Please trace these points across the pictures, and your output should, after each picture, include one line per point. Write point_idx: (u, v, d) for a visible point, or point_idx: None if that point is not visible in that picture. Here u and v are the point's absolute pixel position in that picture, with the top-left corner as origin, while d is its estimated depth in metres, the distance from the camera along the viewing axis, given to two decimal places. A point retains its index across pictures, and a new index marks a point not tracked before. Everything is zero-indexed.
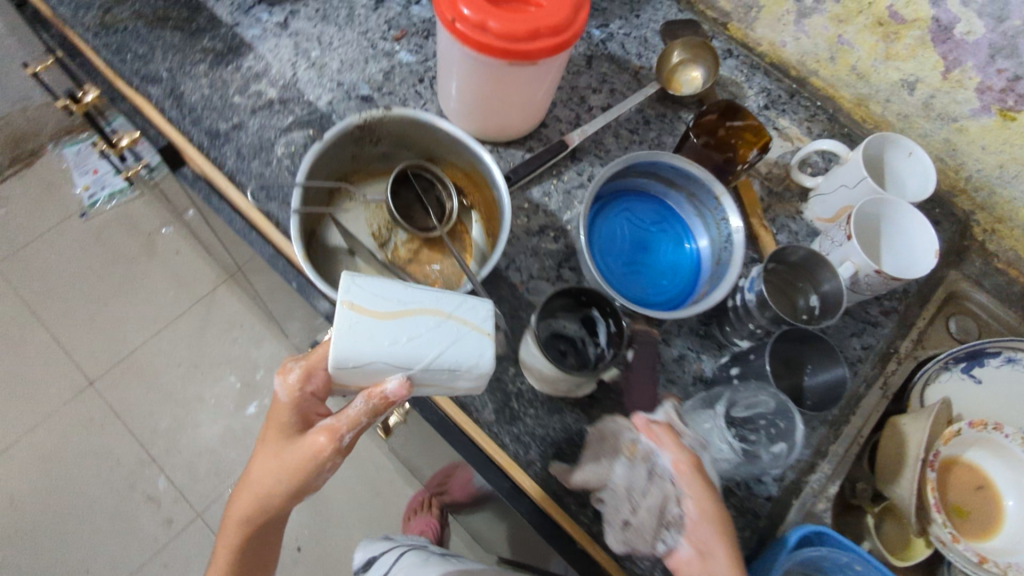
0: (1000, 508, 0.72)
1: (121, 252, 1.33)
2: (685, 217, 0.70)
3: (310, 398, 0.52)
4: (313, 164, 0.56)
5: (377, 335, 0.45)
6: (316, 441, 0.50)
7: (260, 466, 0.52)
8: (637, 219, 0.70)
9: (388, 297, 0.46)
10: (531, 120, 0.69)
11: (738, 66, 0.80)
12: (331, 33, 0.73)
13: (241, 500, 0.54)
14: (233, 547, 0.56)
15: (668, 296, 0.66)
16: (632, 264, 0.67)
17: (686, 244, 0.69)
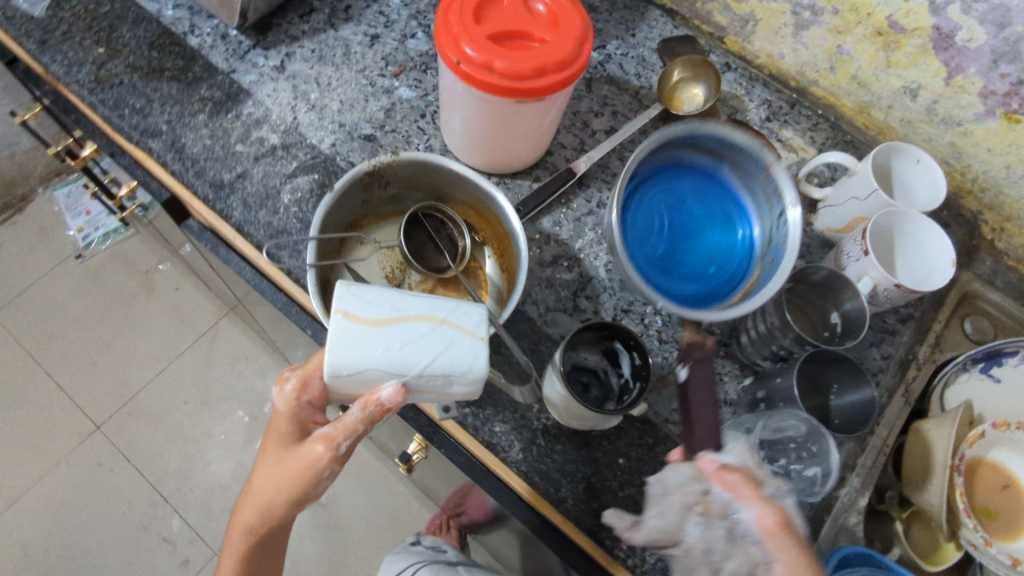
0: None
1: (119, 293, 1.30)
2: (734, 196, 0.67)
3: (309, 408, 0.50)
4: (325, 215, 0.55)
5: (371, 341, 0.44)
6: (314, 451, 0.48)
7: (259, 479, 0.50)
8: (676, 198, 0.67)
9: (380, 304, 0.45)
10: (537, 151, 0.69)
11: (737, 79, 0.81)
12: (329, 73, 0.73)
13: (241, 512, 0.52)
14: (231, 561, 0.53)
15: (713, 284, 0.64)
16: (675, 250, 0.65)
17: (735, 226, 0.66)
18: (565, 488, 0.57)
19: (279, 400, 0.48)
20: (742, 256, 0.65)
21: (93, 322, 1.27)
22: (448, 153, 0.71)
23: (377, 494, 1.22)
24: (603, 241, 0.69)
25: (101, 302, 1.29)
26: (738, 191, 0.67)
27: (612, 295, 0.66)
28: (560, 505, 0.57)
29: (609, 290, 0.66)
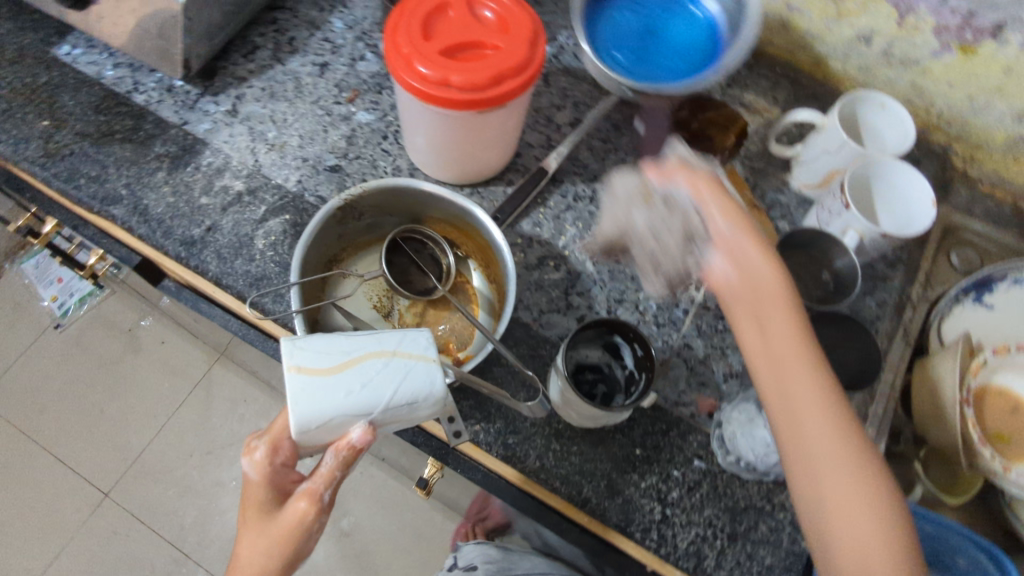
0: None
1: (104, 357, 1.27)
2: None
3: (280, 473, 0.48)
4: (303, 257, 0.54)
5: (329, 390, 0.43)
6: (297, 508, 0.46)
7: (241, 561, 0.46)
8: (636, 6, 0.73)
9: (329, 350, 0.44)
10: (505, 155, 0.68)
11: None
12: (283, 109, 0.72)
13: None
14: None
15: (683, 72, 0.69)
16: (643, 49, 0.71)
17: (697, 15, 0.72)
18: (587, 489, 0.57)
19: (249, 468, 0.47)
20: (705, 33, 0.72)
21: (83, 391, 1.24)
22: (417, 171, 0.70)
23: (399, 515, 1.22)
24: (585, 234, 0.68)
25: (88, 370, 1.26)
26: None
27: (602, 288, 0.66)
28: (585, 506, 0.56)
29: (599, 282, 0.66)
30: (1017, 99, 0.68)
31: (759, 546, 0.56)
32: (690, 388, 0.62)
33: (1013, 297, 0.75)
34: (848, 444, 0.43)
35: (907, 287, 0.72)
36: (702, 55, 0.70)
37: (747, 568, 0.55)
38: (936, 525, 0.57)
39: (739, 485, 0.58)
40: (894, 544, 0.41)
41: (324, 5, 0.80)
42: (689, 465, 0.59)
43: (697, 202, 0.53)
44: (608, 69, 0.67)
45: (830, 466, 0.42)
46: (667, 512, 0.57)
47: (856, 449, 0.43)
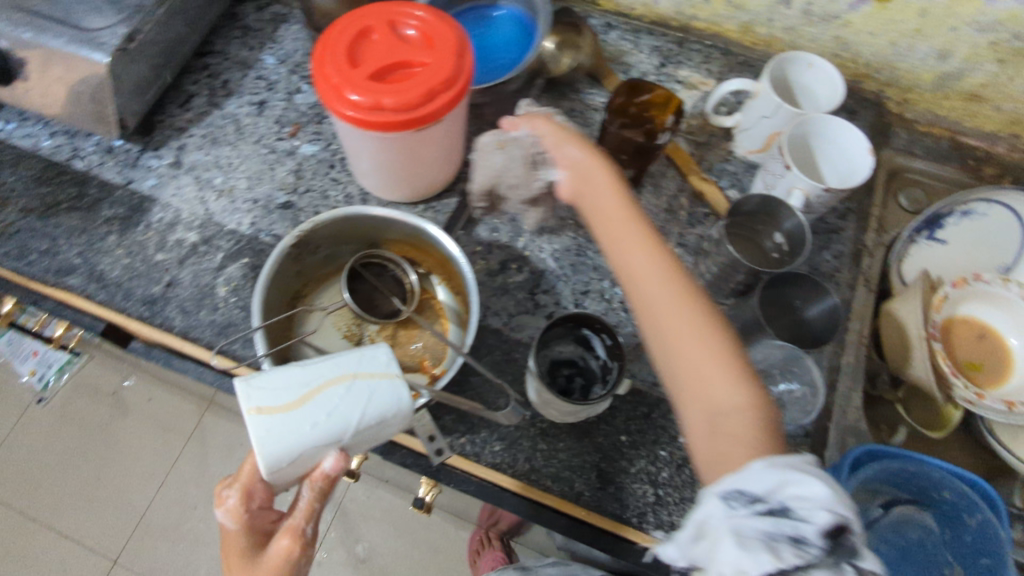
0: (1008, 351, 0.75)
1: (91, 424, 1.26)
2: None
3: (262, 515, 0.49)
4: (264, 300, 0.55)
5: (294, 426, 0.43)
6: (278, 548, 0.47)
7: None
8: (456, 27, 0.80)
9: (289, 385, 0.44)
10: (452, 167, 0.69)
11: (622, 34, 0.85)
12: (227, 154, 0.72)
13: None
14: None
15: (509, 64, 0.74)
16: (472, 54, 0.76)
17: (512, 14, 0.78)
18: (579, 482, 0.58)
19: (228, 516, 0.47)
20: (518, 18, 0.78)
21: (77, 460, 1.23)
22: (368, 195, 0.71)
23: (412, 533, 1.22)
24: (543, 232, 0.69)
25: (78, 438, 1.25)
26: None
27: (566, 282, 0.67)
28: (579, 500, 0.57)
29: (563, 277, 0.67)
30: (936, 39, 0.70)
31: None
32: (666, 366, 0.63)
33: (964, 230, 0.78)
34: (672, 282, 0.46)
35: (861, 235, 0.74)
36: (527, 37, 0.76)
37: None
38: (920, 463, 0.57)
39: None
40: (720, 355, 0.42)
41: (253, 43, 0.80)
42: (674, 442, 0.60)
43: (536, 137, 0.58)
44: None
45: (657, 308, 0.45)
46: (659, 492, 0.58)
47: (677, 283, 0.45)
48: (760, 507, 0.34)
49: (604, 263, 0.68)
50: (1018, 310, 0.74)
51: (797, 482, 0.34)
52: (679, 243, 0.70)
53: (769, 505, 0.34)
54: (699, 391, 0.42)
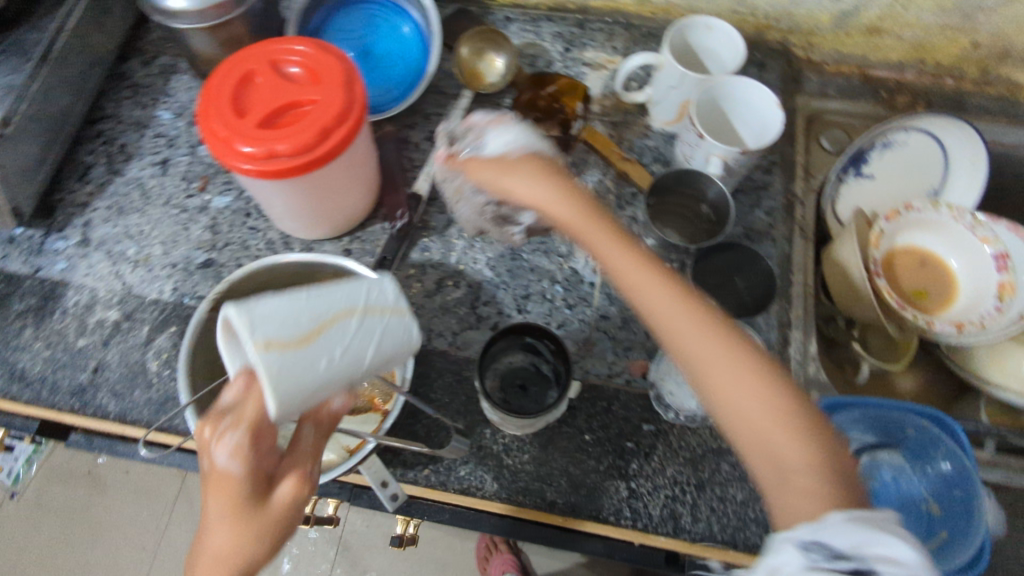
0: (949, 271, 0.76)
1: (68, 510, 1.22)
2: (387, 6, 0.77)
3: (265, 454, 0.42)
4: (193, 374, 0.53)
5: (308, 363, 0.40)
6: (284, 496, 0.41)
7: (223, 552, 0.40)
8: (346, 30, 0.77)
9: (297, 318, 0.40)
10: (369, 194, 0.67)
11: (523, 25, 0.84)
12: (136, 221, 0.69)
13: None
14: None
15: (405, 82, 0.75)
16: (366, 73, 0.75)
17: (399, 24, 0.77)
18: (551, 492, 0.57)
19: (237, 460, 0.40)
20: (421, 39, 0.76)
21: (60, 550, 1.19)
22: (290, 238, 0.69)
23: (418, 554, 1.20)
24: (474, 242, 0.68)
25: (58, 527, 1.20)
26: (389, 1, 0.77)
27: (506, 289, 0.66)
28: (555, 509, 0.56)
29: (502, 285, 0.66)
30: None
31: (728, 486, 0.58)
32: (619, 356, 0.63)
33: (887, 161, 0.79)
34: (701, 331, 0.44)
35: (789, 186, 0.74)
36: (420, 68, 0.75)
37: (723, 511, 0.57)
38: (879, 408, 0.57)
39: (692, 434, 0.59)
40: (785, 421, 0.40)
41: (145, 101, 0.77)
42: (640, 431, 0.59)
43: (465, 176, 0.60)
44: None
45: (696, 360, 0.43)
46: (632, 485, 0.57)
47: (692, 326, 0.44)
48: (844, 564, 0.33)
49: (540, 262, 0.67)
50: (950, 231, 0.75)
51: (880, 543, 0.34)
52: None
53: (855, 564, 0.33)
54: (759, 444, 0.41)
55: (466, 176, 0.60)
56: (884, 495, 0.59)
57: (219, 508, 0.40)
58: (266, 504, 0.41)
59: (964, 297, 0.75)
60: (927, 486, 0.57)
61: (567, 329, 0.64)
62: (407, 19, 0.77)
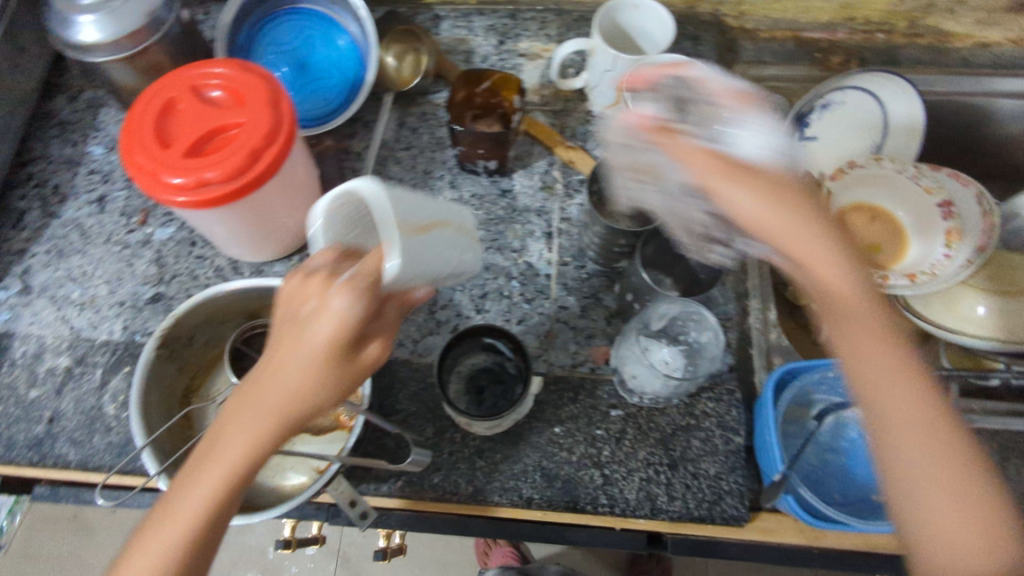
0: (898, 224, 0.77)
1: (52, 561, 1.18)
2: (317, 16, 0.74)
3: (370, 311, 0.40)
4: (147, 414, 0.52)
5: (418, 253, 0.39)
6: (372, 357, 0.41)
7: (303, 393, 0.38)
8: (276, 41, 0.73)
9: (407, 210, 0.39)
10: (313, 211, 0.66)
11: (455, 22, 0.83)
12: (78, 263, 0.67)
13: (218, 446, 0.38)
14: (183, 533, 0.38)
15: (343, 93, 0.72)
16: (300, 85, 0.72)
17: (331, 33, 0.74)
18: (527, 489, 0.57)
19: (363, 308, 0.37)
20: (356, 57, 0.73)
21: None
22: (239, 263, 0.68)
23: None
24: None
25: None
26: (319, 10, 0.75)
27: (463, 291, 0.66)
28: (532, 505, 0.57)
29: (458, 287, 0.67)
30: None
31: (700, 462, 0.58)
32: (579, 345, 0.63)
33: (828, 121, 0.79)
34: (928, 413, 0.44)
35: None
36: (351, 87, 0.72)
37: (698, 487, 0.57)
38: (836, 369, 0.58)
39: (659, 414, 0.60)
40: (982, 534, 0.40)
41: (75, 137, 0.75)
42: (607, 417, 0.60)
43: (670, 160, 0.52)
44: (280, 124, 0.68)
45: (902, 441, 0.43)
46: (605, 472, 0.58)
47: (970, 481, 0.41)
48: None
49: (492, 260, 0.68)
50: (895, 186, 0.77)
51: None
52: (563, 218, 0.70)
53: None
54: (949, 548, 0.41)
55: (667, 151, 0.52)
56: (853, 452, 0.60)
57: (311, 350, 0.38)
58: (354, 358, 0.40)
59: (916, 247, 0.76)
60: None
61: (526, 324, 0.65)
62: (339, 28, 0.74)
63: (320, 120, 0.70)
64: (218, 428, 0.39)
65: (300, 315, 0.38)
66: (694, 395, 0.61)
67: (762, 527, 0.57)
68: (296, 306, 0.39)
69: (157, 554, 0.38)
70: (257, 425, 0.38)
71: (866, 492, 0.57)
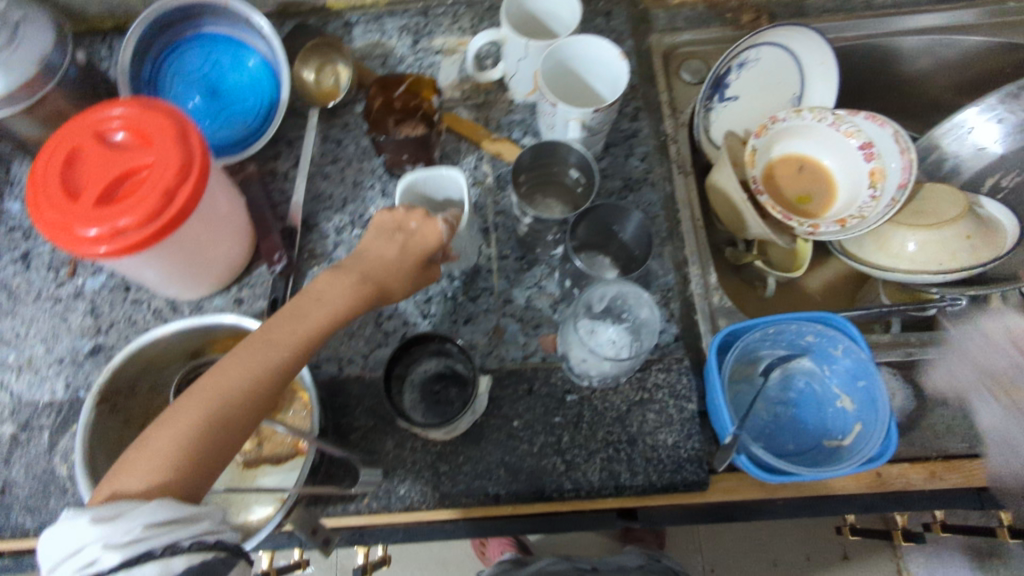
0: (823, 169, 0.80)
1: None
2: (221, 38, 0.72)
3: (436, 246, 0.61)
4: (96, 472, 0.51)
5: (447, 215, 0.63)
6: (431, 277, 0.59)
7: (389, 262, 0.55)
8: (184, 71, 0.71)
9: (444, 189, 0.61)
10: (244, 239, 0.65)
11: (366, 26, 0.82)
12: (10, 325, 0.66)
13: (301, 306, 0.49)
14: (266, 364, 0.46)
15: (261, 113, 0.70)
16: (217, 113, 0.70)
17: (238, 55, 0.72)
18: (493, 486, 0.58)
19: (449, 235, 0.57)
20: (268, 75, 0.72)
21: None
22: (176, 302, 0.66)
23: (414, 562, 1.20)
24: None
25: None
26: (222, 32, 0.72)
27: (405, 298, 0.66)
28: (500, 501, 0.58)
29: None
30: None
31: (657, 433, 0.60)
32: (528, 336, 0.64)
33: (746, 80, 0.81)
34: None
35: (658, 127, 0.76)
36: (268, 106, 0.70)
37: (659, 459, 0.59)
38: (775, 324, 0.59)
39: (612, 393, 0.61)
40: None
41: None
42: (563, 403, 0.61)
43: None
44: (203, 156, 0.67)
45: None
46: (567, 458, 0.59)
47: None
48: None
49: None
50: (816, 132, 0.79)
51: None
52: (497, 211, 0.70)
53: None
54: None
55: None
56: (802, 402, 0.62)
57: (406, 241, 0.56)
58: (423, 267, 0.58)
59: (843, 190, 0.79)
60: (841, 384, 0.59)
61: (473, 324, 0.65)
62: (245, 48, 0.72)
63: (239, 143, 0.69)
64: (305, 294, 0.51)
65: (399, 220, 0.57)
66: (644, 369, 0.62)
67: (724, 488, 0.59)
68: (383, 225, 0.57)
69: (243, 372, 0.45)
70: (346, 290, 0.52)
71: (817, 439, 0.59)
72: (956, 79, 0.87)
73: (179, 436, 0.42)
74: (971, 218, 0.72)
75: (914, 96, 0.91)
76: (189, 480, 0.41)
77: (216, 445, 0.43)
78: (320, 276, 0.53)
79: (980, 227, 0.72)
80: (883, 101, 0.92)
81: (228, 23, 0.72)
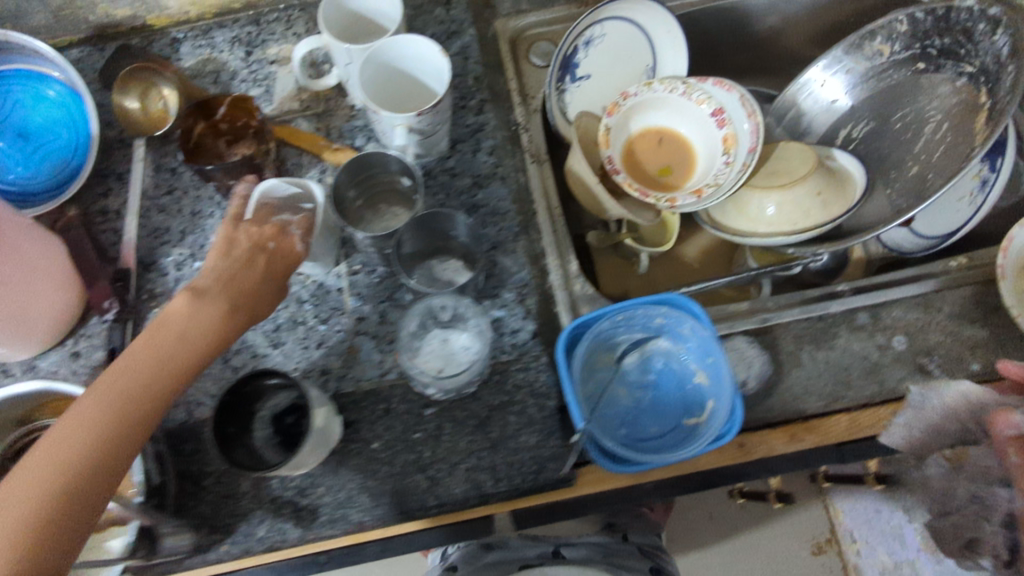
0: (682, 139, 0.80)
1: None
2: (17, 72, 0.69)
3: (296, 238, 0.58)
4: None
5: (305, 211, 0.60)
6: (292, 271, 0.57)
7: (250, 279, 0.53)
8: None
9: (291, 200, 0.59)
10: (70, 290, 0.61)
11: (194, 40, 0.77)
12: None
13: (159, 348, 0.46)
14: (119, 407, 0.43)
15: (76, 142, 0.68)
16: (30, 153, 0.67)
17: (38, 85, 0.69)
18: (357, 513, 0.58)
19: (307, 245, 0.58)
20: (76, 101, 0.68)
21: None
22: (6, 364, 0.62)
23: None
24: None
25: None
26: (17, 65, 0.69)
27: (255, 329, 0.64)
28: (366, 527, 0.58)
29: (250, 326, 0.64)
30: None
31: (519, 435, 0.60)
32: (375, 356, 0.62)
33: (594, 57, 0.79)
34: None
35: (507, 117, 0.74)
36: (82, 134, 0.68)
37: (521, 461, 0.59)
38: (621, 312, 0.59)
39: (471, 400, 0.61)
40: None
41: None
42: (423, 418, 0.61)
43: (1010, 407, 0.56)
44: (24, 202, 0.65)
45: None
46: (430, 474, 0.59)
47: None
48: None
49: None
50: (670, 102, 0.78)
51: None
52: None
53: None
54: None
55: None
56: (662, 381, 0.62)
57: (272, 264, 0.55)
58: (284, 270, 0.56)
59: (703, 157, 0.79)
60: (694, 360, 0.60)
61: (327, 347, 0.63)
62: (46, 77, 0.69)
63: (60, 186, 0.66)
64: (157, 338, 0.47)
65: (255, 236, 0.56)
66: (502, 370, 0.62)
67: (592, 480, 0.59)
68: (233, 249, 0.55)
69: (92, 419, 0.41)
70: (210, 325, 0.49)
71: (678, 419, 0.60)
72: (806, 32, 0.89)
73: (31, 504, 0.37)
74: (820, 175, 0.73)
75: (773, 52, 0.91)
76: (50, 551, 0.37)
77: (74, 506, 0.39)
78: (174, 306, 0.49)
79: (828, 183, 0.73)
80: (745, 60, 0.91)
81: (20, 55, 0.68)
